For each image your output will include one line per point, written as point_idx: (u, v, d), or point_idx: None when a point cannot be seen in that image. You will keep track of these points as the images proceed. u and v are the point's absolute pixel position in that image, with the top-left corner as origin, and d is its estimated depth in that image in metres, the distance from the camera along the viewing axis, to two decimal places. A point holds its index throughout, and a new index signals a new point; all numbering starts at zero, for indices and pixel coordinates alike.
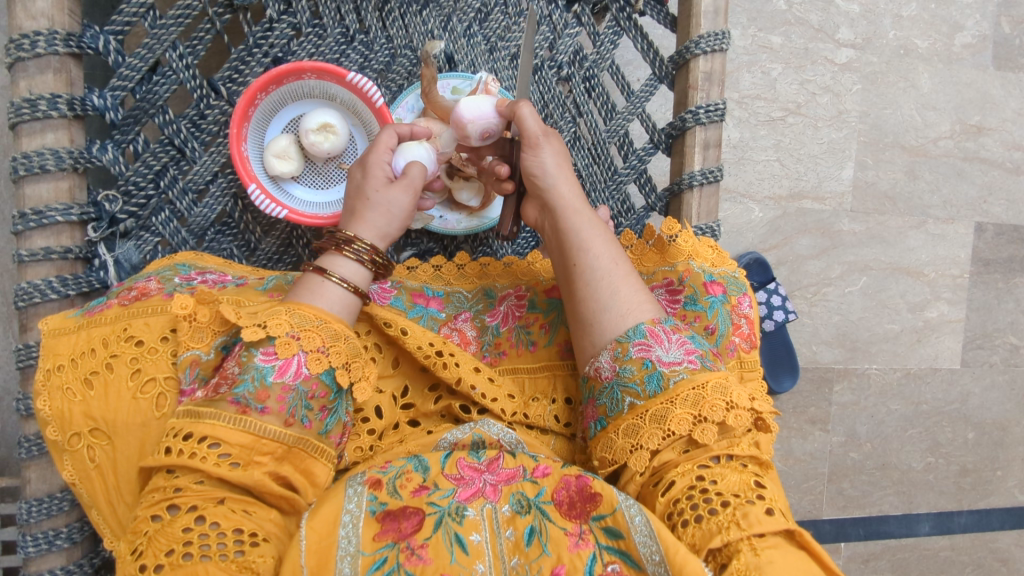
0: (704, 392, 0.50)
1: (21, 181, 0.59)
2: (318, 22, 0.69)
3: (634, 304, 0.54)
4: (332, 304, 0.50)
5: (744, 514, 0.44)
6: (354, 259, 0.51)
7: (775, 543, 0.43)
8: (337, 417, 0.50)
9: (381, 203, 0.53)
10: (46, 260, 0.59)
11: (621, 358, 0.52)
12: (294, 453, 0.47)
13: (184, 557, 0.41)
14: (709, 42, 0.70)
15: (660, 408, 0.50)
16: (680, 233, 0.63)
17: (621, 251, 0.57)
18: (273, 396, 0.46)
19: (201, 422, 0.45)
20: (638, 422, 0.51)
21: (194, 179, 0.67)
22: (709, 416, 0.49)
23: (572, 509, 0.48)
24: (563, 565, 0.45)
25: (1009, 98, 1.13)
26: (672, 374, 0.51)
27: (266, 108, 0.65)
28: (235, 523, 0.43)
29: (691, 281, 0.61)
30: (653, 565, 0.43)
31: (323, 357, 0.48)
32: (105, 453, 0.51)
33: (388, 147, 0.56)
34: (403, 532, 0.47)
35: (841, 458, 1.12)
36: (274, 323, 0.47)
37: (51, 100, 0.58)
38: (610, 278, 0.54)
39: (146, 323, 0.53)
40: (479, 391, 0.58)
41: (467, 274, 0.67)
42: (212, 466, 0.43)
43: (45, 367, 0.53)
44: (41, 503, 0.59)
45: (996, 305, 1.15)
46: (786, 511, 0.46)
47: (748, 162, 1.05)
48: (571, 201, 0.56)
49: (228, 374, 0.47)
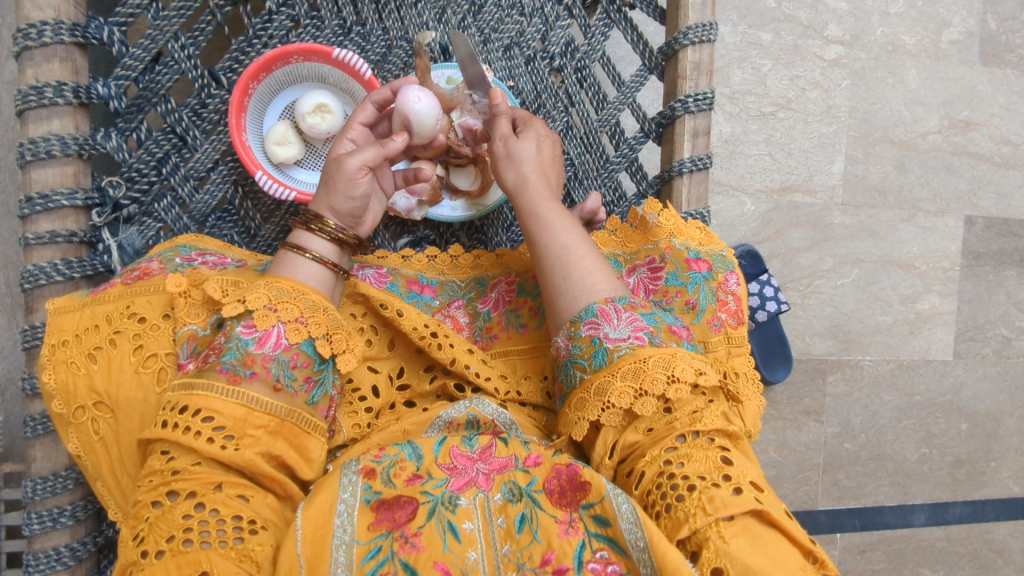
0: (646, 366, 0.51)
1: (28, 166, 0.60)
2: (315, 13, 0.70)
3: (588, 286, 0.55)
4: (308, 276, 0.52)
5: (710, 498, 0.45)
6: (314, 233, 0.53)
7: (743, 526, 0.44)
8: (324, 390, 0.52)
9: (331, 175, 0.54)
10: (51, 243, 0.61)
11: (573, 337, 0.54)
12: (287, 427, 0.49)
13: (185, 544, 0.42)
14: (697, 33, 0.71)
15: (602, 381, 0.52)
16: (662, 212, 0.64)
17: (583, 235, 0.57)
18: (259, 362, 0.48)
19: (195, 394, 0.46)
20: (585, 396, 0.52)
21: (195, 166, 0.68)
22: (649, 389, 0.50)
23: (562, 498, 0.49)
24: (553, 551, 0.46)
25: (996, 93, 1.16)
26: (616, 349, 0.52)
27: (259, 97, 0.67)
28: (234, 510, 0.45)
29: (672, 257, 0.63)
30: (638, 551, 0.44)
31: (303, 328, 0.50)
32: (109, 426, 0.53)
33: (357, 124, 0.57)
34: (397, 521, 0.48)
35: (836, 449, 1.13)
36: (254, 297, 0.49)
37: (57, 87, 0.59)
38: (565, 262, 0.56)
39: (148, 301, 0.55)
40: (473, 370, 0.60)
41: (461, 264, 0.68)
42: (208, 440, 0.45)
43: (50, 342, 0.54)
44: (46, 481, 0.60)
45: (987, 297, 1.17)
46: (753, 487, 0.47)
47: (740, 156, 1.06)
48: (525, 192, 0.58)
49: (216, 346, 0.49)
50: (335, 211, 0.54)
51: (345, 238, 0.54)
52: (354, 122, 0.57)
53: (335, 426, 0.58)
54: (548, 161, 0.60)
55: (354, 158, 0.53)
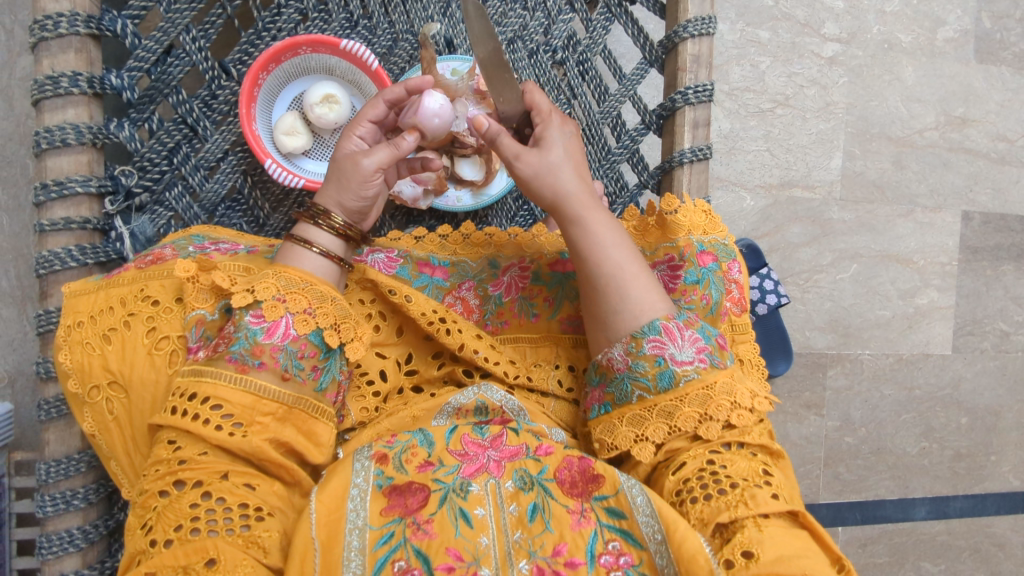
0: (712, 393, 0.53)
1: (43, 154, 0.61)
2: (323, 7, 0.72)
3: (646, 305, 0.55)
4: (314, 268, 0.53)
5: (752, 495, 0.47)
6: (319, 228, 0.54)
7: (779, 523, 0.47)
8: (331, 376, 0.53)
9: (341, 172, 0.54)
10: (66, 229, 0.62)
11: (635, 353, 0.54)
12: (294, 414, 0.50)
13: (193, 533, 0.43)
14: (697, 26, 0.73)
15: (669, 405, 0.53)
16: (679, 208, 0.64)
17: (631, 246, 0.57)
18: (267, 351, 0.49)
19: (203, 381, 0.48)
20: (645, 415, 0.54)
21: (205, 156, 0.69)
22: (714, 414, 0.52)
23: (573, 488, 0.51)
24: (565, 543, 0.47)
25: (992, 90, 1.17)
26: (683, 373, 0.53)
27: (269, 88, 0.68)
28: (240, 497, 0.45)
29: (690, 256, 0.63)
30: (655, 543, 0.46)
31: (310, 319, 0.51)
32: (123, 405, 0.54)
33: (366, 121, 0.55)
34: (409, 507, 0.49)
35: (836, 442, 1.14)
36: (262, 287, 0.50)
37: (72, 78, 0.61)
38: (618, 282, 0.55)
39: (161, 284, 0.56)
40: (482, 355, 0.61)
41: (473, 243, 0.69)
42: (216, 427, 0.46)
43: (65, 324, 0.55)
44: (59, 464, 0.61)
45: (985, 291, 1.18)
46: (790, 495, 0.49)
47: (739, 152, 1.08)
48: (569, 210, 0.55)
49: (226, 334, 0.50)
50: (343, 208, 0.55)
51: (350, 234, 0.55)
52: (362, 118, 0.56)
53: (343, 410, 0.59)
54: (579, 164, 0.57)
55: (366, 159, 0.52)
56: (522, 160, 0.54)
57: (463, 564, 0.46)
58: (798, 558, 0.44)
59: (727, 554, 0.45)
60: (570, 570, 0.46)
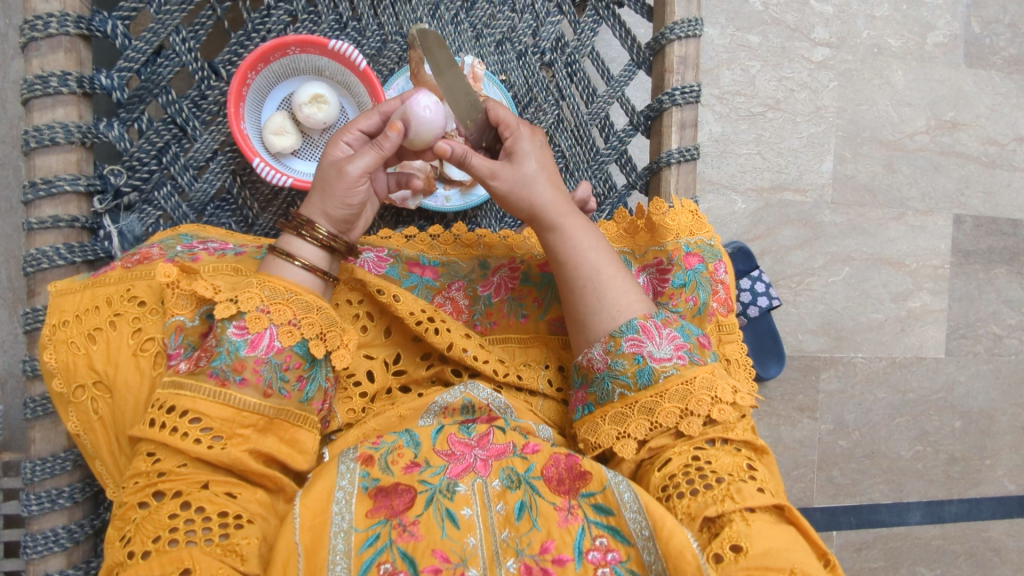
0: (691, 388, 0.53)
1: (32, 153, 0.62)
2: (313, 9, 0.73)
3: (624, 305, 0.56)
4: (298, 279, 0.53)
5: (738, 489, 0.47)
6: (303, 239, 0.53)
7: (766, 518, 0.46)
8: (318, 385, 0.52)
9: (325, 181, 0.53)
10: (54, 227, 0.62)
11: (613, 352, 0.54)
12: (277, 424, 0.50)
13: (171, 544, 0.43)
14: (683, 28, 0.74)
15: (649, 401, 0.53)
16: (667, 212, 0.65)
17: (607, 248, 0.57)
18: (249, 367, 0.48)
19: (182, 395, 0.47)
20: (626, 412, 0.54)
21: (195, 155, 0.70)
22: (695, 409, 0.52)
23: (560, 485, 0.51)
24: (553, 539, 0.47)
25: (982, 94, 1.18)
26: (661, 369, 0.53)
27: (257, 88, 0.69)
28: (219, 506, 0.45)
29: (679, 259, 0.63)
30: (643, 539, 0.46)
31: (295, 330, 0.50)
32: (107, 405, 0.54)
33: (353, 128, 0.54)
34: (395, 509, 0.49)
35: (830, 446, 1.14)
36: (246, 298, 0.50)
37: (62, 77, 0.61)
38: (596, 285, 0.56)
39: (147, 285, 0.56)
40: (471, 353, 0.61)
41: (464, 244, 0.68)
42: (194, 440, 0.46)
43: (51, 322, 0.56)
44: (45, 462, 0.61)
45: (977, 295, 1.18)
46: (775, 491, 0.49)
47: (730, 155, 1.09)
48: (545, 219, 0.56)
49: (208, 347, 0.50)
50: (328, 217, 0.53)
51: (335, 245, 0.54)
52: (353, 126, 0.55)
53: (330, 413, 0.59)
54: (552, 172, 0.57)
55: (349, 165, 0.51)
56: (497, 178, 0.54)
57: (450, 565, 0.46)
58: (786, 553, 0.44)
59: (716, 547, 0.44)
60: (557, 566, 0.46)
